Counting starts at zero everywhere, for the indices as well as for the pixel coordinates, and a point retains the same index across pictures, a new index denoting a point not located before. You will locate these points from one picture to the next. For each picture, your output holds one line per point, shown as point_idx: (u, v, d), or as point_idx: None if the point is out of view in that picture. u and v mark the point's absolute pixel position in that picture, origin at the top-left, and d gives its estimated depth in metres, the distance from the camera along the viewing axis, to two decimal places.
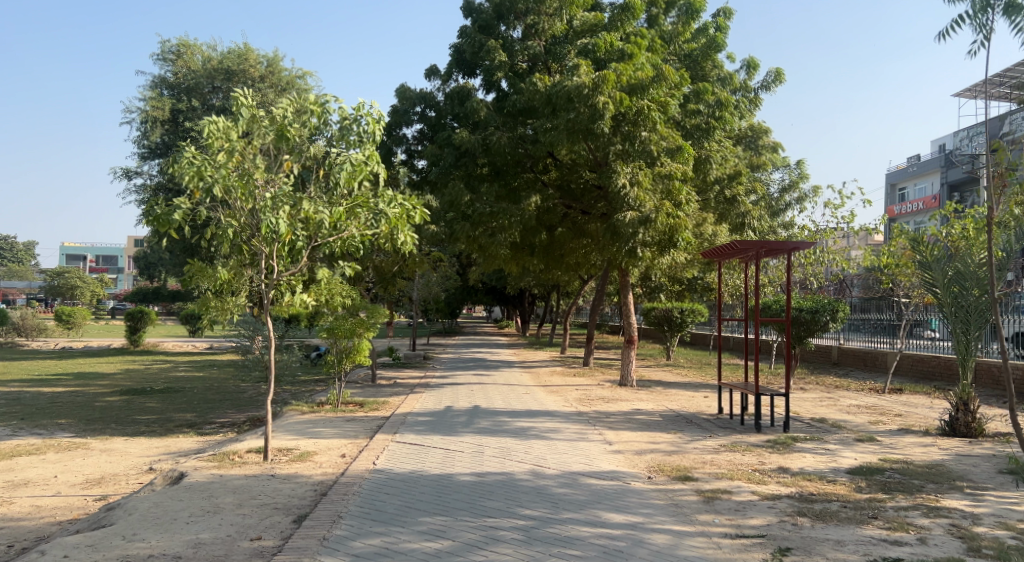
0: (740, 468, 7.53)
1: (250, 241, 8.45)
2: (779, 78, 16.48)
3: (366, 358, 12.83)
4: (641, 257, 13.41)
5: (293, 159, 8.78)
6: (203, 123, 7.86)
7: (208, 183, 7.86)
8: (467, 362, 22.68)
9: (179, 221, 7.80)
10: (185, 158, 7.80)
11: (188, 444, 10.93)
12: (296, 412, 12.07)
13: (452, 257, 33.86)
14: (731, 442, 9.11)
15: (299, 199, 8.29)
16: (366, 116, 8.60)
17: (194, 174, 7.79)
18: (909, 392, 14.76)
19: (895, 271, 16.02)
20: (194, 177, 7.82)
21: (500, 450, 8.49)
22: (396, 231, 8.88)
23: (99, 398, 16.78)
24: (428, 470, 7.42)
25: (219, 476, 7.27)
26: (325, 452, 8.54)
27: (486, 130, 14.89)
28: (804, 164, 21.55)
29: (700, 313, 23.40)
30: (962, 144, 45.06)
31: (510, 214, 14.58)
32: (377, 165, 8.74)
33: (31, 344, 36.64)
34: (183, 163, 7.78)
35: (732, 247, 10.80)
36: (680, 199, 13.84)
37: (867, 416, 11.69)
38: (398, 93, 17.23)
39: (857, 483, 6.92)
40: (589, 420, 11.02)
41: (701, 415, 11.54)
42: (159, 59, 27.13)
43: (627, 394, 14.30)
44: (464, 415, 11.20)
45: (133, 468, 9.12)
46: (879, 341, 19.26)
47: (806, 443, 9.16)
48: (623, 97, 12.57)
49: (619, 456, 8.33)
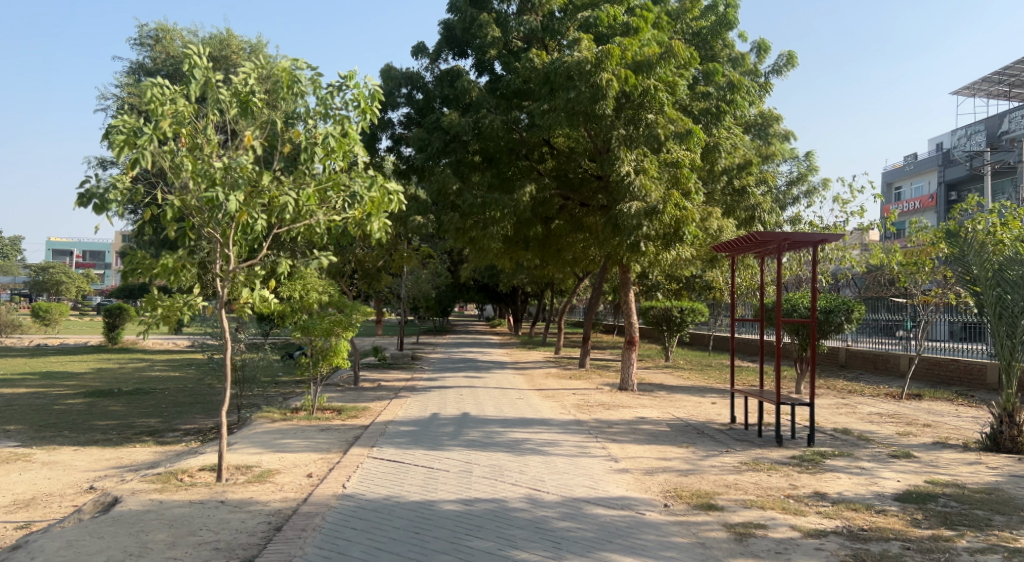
0: (770, 493, 6.45)
1: (200, 225, 7.34)
2: (791, 62, 15.45)
3: (344, 361, 11.61)
4: (644, 252, 12.28)
5: (256, 132, 7.73)
6: (141, 87, 6.82)
7: (145, 155, 6.83)
8: (456, 363, 21.52)
9: (115, 202, 6.67)
10: (116, 125, 6.71)
11: (142, 456, 9.79)
12: (266, 420, 10.90)
13: (442, 254, 32.78)
14: (753, 460, 8.04)
15: (259, 178, 7.23)
16: (355, 88, 7.38)
17: (124, 143, 6.76)
18: (931, 399, 13.75)
19: (912, 269, 15.16)
20: (125, 147, 6.74)
21: (492, 468, 7.38)
22: (370, 219, 7.73)
23: (59, 400, 15.54)
24: (406, 496, 6.31)
25: (158, 503, 6.14)
26: (290, 471, 7.41)
27: (478, 113, 13.78)
28: (813, 155, 20.51)
29: (700, 312, 22.31)
30: (962, 142, 44.13)
31: (501, 205, 13.32)
32: (358, 144, 7.71)
33: (6, 340, 35.42)
34: (114, 130, 6.70)
35: (748, 237, 9.49)
36: (688, 188, 12.75)
37: (894, 426, 10.66)
38: (383, 73, 16.11)
39: (912, 514, 5.84)
40: (590, 430, 9.93)
41: (713, 425, 10.47)
42: (137, 43, 25.77)
43: (629, 399, 13.19)
44: (451, 425, 10.09)
45: (72, 487, 7.99)
46: (889, 343, 18.37)
47: (837, 460, 8.09)
48: (628, 75, 11.53)
49: (628, 476, 7.25)
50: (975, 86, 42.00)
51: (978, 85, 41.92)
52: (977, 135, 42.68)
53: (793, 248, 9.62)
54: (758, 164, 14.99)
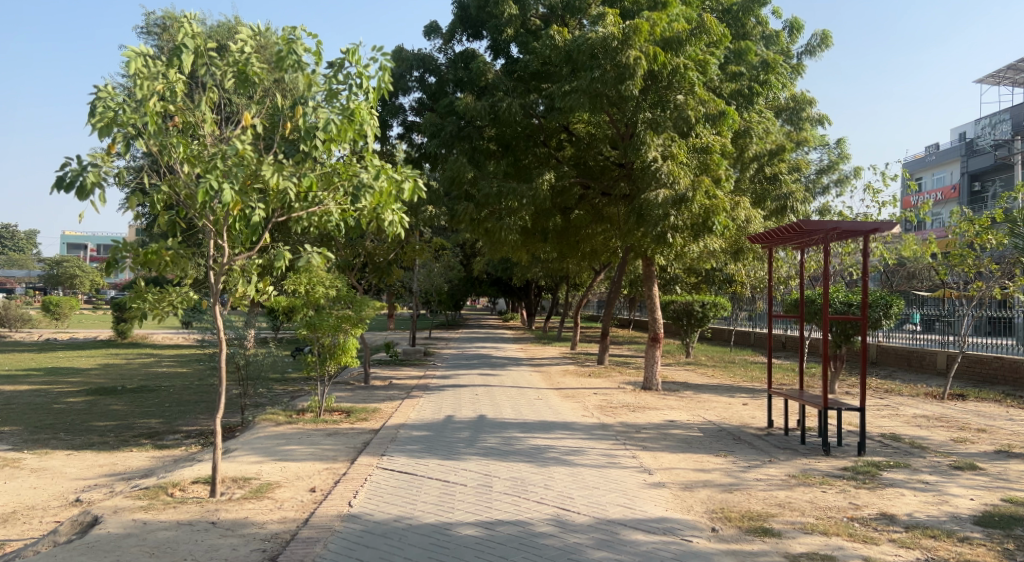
0: (831, 515, 5.69)
1: (192, 214, 6.53)
2: (825, 42, 14.57)
3: (352, 360, 10.92)
4: (671, 244, 11.45)
5: (256, 111, 6.81)
6: (123, 55, 5.86)
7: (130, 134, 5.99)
8: (470, 360, 20.84)
9: (96, 187, 5.86)
10: (98, 98, 5.87)
11: (137, 463, 9.15)
12: (270, 422, 10.24)
13: (455, 247, 32.10)
14: (802, 472, 7.28)
15: (260, 165, 6.33)
16: (360, 64, 6.29)
17: (108, 121, 5.89)
18: (976, 400, 12.90)
19: (955, 262, 14.22)
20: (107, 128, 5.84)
21: (515, 482, 6.66)
22: (382, 212, 6.81)
23: (60, 399, 14.94)
24: (419, 517, 5.59)
25: (141, 525, 5.44)
26: (291, 484, 6.73)
27: (494, 96, 13.08)
28: (843, 143, 19.62)
29: (723, 306, 21.46)
30: (986, 132, 42.86)
31: (519, 194, 12.55)
32: (367, 124, 6.62)
33: (16, 334, 35.13)
34: (95, 104, 5.85)
35: (792, 226, 8.66)
36: (719, 176, 11.96)
37: (946, 431, 9.84)
38: (394, 54, 15.38)
39: (1002, 543, 5.06)
40: (617, 436, 9.19)
41: (749, 430, 9.70)
42: (144, 32, 25.18)
43: (654, 400, 12.42)
44: (467, 429, 9.39)
45: (57, 499, 7.34)
46: (926, 340, 17.47)
47: (895, 473, 7.29)
48: (657, 52, 10.83)
49: (665, 492, 6.51)
50: (1000, 73, 40.68)
51: (1004, 73, 40.59)
52: (1002, 124, 41.44)
53: (843, 237, 8.74)
54: (791, 151, 14.12)
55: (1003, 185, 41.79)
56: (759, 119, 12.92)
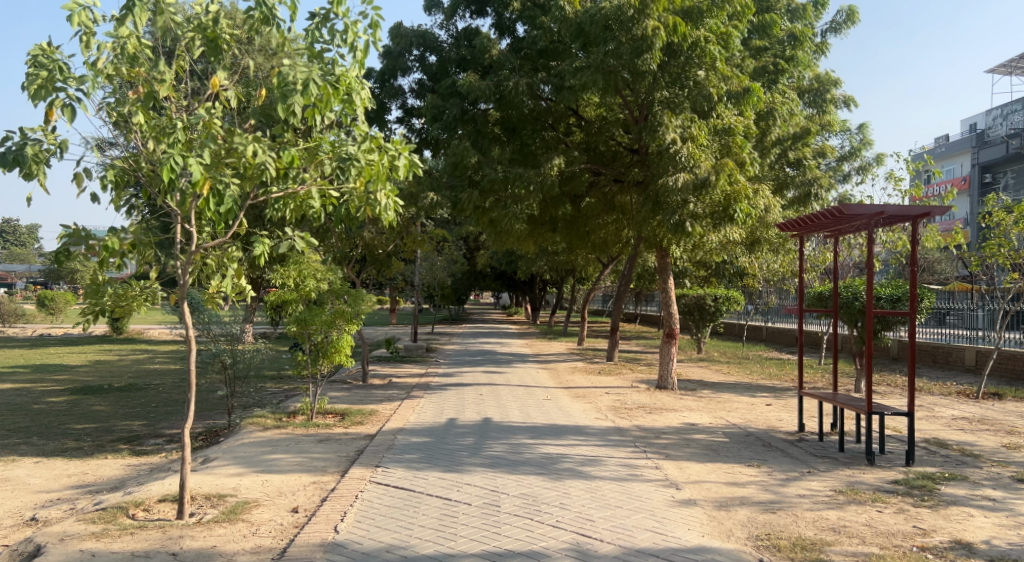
0: (897, 544, 4.86)
1: (155, 195, 5.58)
2: (852, 18, 13.67)
3: (346, 359, 10.12)
4: (690, 233, 10.57)
5: (230, 78, 5.91)
6: (62, 6, 4.91)
7: (76, 99, 4.90)
8: (474, 356, 20.01)
9: (38, 167, 4.96)
10: (33, 56, 4.77)
11: (109, 473, 8.32)
12: (257, 426, 9.41)
13: (457, 238, 31.19)
14: (849, 488, 6.45)
15: (232, 136, 5.42)
16: (344, 20, 5.46)
17: (45, 83, 4.75)
18: (1016, 400, 12.06)
19: (989, 252, 13.35)
20: (45, 94, 4.75)
21: (527, 500, 5.85)
22: (372, 191, 5.81)
23: (40, 400, 14.09)
24: (416, 547, 4.77)
25: (89, 557, 4.62)
26: (272, 503, 5.92)
27: (500, 74, 12.31)
28: (864, 128, 18.75)
29: (735, 300, 20.62)
30: (996, 123, 42.12)
31: (525, 180, 11.72)
32: (356, 93, 5.70)
33: (8, 329, 34.16)
34: (28, 63, 4.75)
35: (832, 211, 7.74)
36: (743, 160, 11.15)
37: (994, 436, 8.99)
38: (392, 31, 14.52)
39: None
40: (635, 442, 8.37)
41: (779, 435, 8.90)
42: None
43: (670, 401, 11.60)
44: (471, 435, 8.58)
45: (10, 517, 6.52)
46: (950, 335, 16.63)
47: (955, 487, 6.46)
48: (678, 22, 10.04)
49: (698, 512, 5.68)
50: (1013, 62, 39.72)
51: (1017, 63, 39.65)
52: (1014, 115, 40.78)
53: (889, 220, 7.80)
54: (814, 135, 13.57)
55: (1015, 177, 40.89)
56: (784, 99, 12.06)
